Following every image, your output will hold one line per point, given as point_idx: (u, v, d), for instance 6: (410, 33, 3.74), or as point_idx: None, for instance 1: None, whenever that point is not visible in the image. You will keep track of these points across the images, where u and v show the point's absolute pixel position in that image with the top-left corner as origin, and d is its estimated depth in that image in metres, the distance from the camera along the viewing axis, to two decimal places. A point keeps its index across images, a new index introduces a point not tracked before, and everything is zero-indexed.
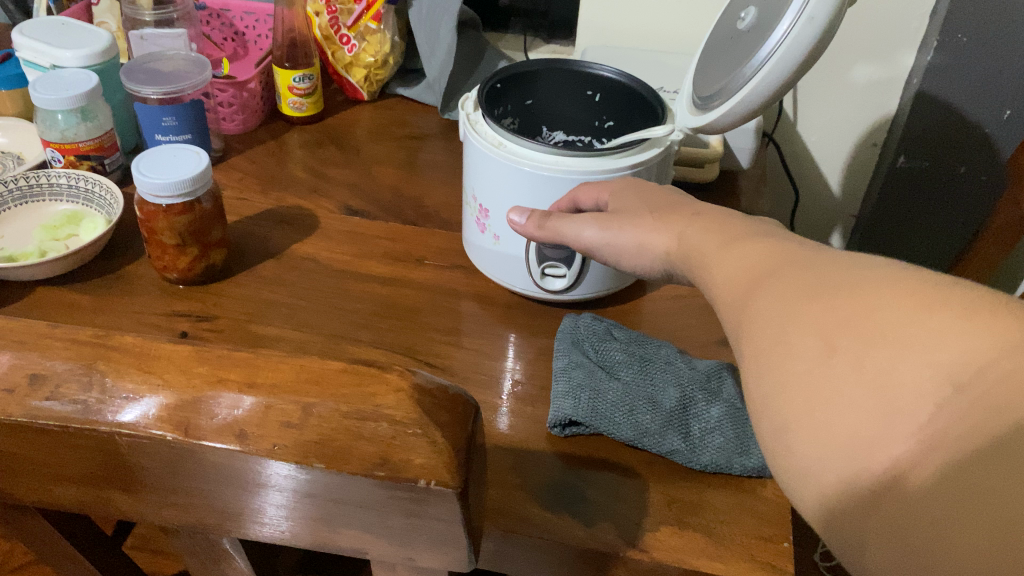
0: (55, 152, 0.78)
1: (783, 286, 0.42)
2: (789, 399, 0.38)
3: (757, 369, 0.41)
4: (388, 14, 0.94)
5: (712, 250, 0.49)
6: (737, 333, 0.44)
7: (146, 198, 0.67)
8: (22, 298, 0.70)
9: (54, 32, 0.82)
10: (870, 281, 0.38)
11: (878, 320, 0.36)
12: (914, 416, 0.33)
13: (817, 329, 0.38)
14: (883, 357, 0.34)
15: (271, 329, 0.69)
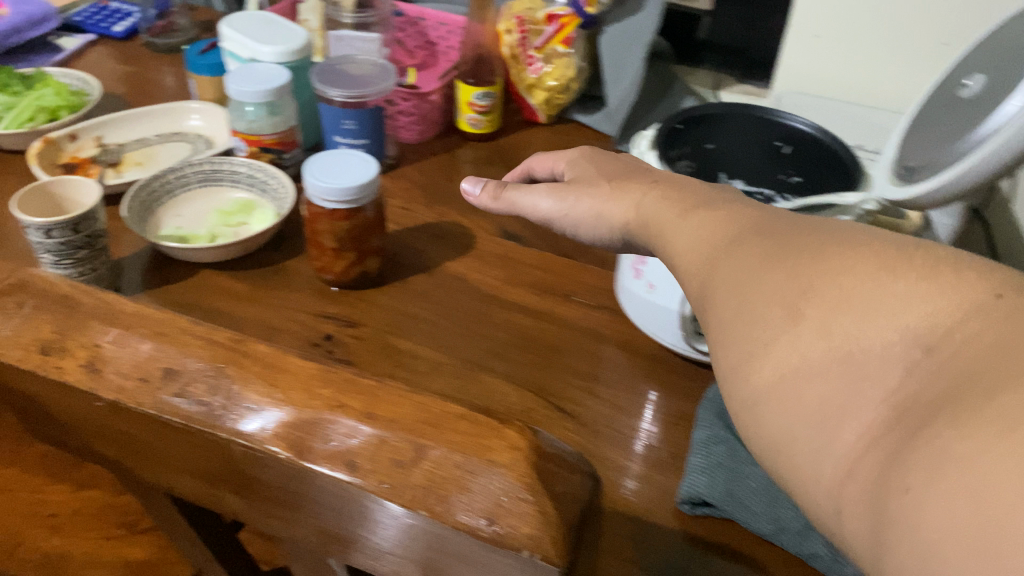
0: (241, 141, 0.82)
1: (744, 249, 0.36)
2: (750, 372, 0.32)
3: (716, 342, 0.35)
4: (579, 39, 0.91)
5: (669, 220, 0.45)
6: (695, 306, 0.39)
7: (314, 200, 0.68)
8: (189, 279, 0.73)
9: (258, 26, 0.86)
10: (835, 240, 0.33)
11: (835, 279, 0.31)
12: (884, 381, 0.28)
13: (775, 290, 0.33)
14: (848, 321, 0.29)
15: (411, 344, 0.68)
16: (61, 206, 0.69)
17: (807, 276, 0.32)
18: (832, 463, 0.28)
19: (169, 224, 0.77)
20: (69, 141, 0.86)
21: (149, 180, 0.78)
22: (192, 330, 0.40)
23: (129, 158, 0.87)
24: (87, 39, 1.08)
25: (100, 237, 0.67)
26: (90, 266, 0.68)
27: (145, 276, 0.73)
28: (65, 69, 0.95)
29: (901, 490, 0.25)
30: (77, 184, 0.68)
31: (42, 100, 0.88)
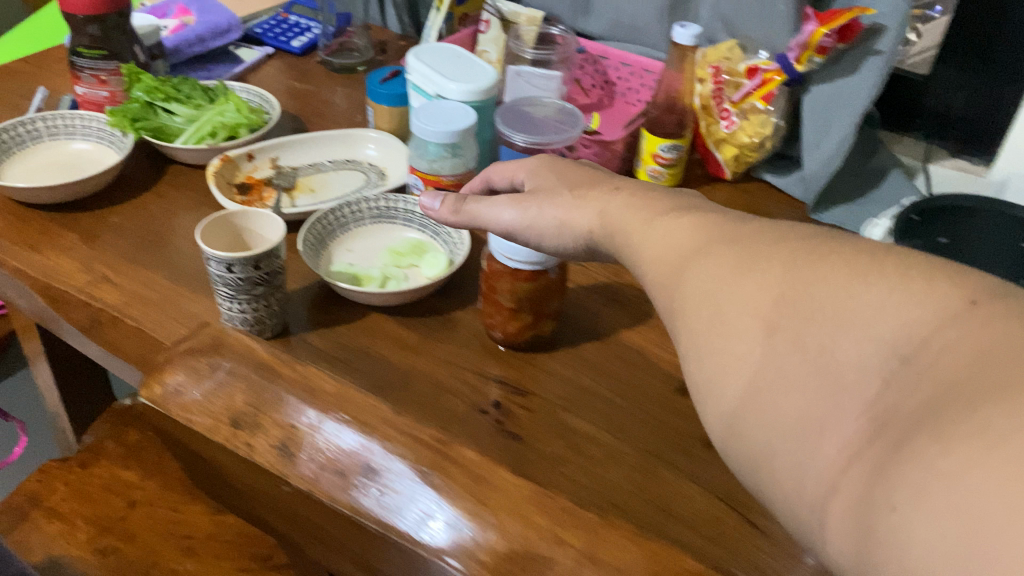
0: (418, 179, 0.79)
1: (712, 259, 0.41)
2: (730, 380, 0.37)
3: (694, 355, 0.40)
4: (780, 96, 0.84)
5: (636, 227, 0.49)
6: (669, 313, 0.43)
7: (498, 257, 0.64)
8: (356, 322, 0.70)
9: (447, 62, 0.84)
10: (797, 247, 0.38)
11: (816, 296, 0.35)
12: (861, 393, 0.32)
13: (755, 303, 0.37)
14: (821, 335, 0.34)
15: (584, 424, 0.62)
16: (242, 237, 0.67)
17: (779, 289, 0.37)
18: (814, 471, 0.32)
19: (340, 259, 0.76)
20: (246, 160, 0.85)
21: (325, 212, 0.76)
22: None
23: (302, 183, 0.86)
24: (265, 52, 1.08)
25: (278, 274, 0.65)
26: (264, 303, 0.65)
27: (312, 313, 0.71)
28: (246, 85, 0.95)
29: (888, 509, 0.28)
30: (261, 218, 0.66)
31: (223, 117, 0.87)
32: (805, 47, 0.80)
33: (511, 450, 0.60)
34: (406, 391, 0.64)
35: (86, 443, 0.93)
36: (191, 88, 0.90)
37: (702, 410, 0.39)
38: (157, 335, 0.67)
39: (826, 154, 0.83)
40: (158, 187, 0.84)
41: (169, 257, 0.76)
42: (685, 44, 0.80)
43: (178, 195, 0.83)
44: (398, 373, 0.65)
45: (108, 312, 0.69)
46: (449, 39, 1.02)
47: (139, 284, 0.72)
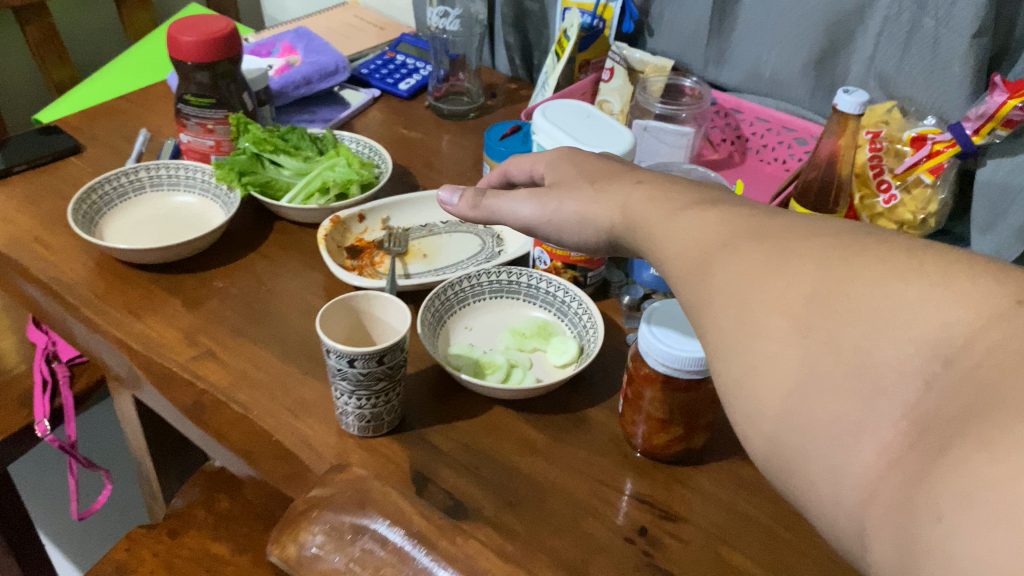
0: (544, 253, 0.73)
1: (742, 253, 0.36)
2: (759, 385, 0.33)
3: (719, 354, 0.35)
4: (950, 169, 0.75)
5: (664, 229, 0.43)
6: (695, 310, 0.38)
7: (651, 362, 0.56)
8: (479, 416, 0.64)
9: (578, 122, 0.77)
10: (836, 243, 0.34)
11: (851, 292, 0.31)
12: (902, 397, 0.28)
13: (782, 301, 0.33)
14: (858, 336, 0.30)
15: (746, 561, 0.54)
16: (361, 321, 0.60)
17: (811, 286, 0.32)
18: (849, 481, 0.29)
19: (459, 340, 0.69)
20: (357, 221, 0.80)
21: (444, 287, 0.70)
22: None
23: (415, 247, 0.79)
24: (372, 95, 1.03)
25: (400, 367, 0.58)
26: (384, 398, 0.59)
27: (431, 403, 0.64)
28: (357, 136, 0.90)
29: (933, 519, 0.25)
30: (383, 302, 0.59)
31: (333, 172, 0.82)
32: (988, 119, 0.71)
33: None
34: (541, 511, 0.57)
35: (175, 509, 0.88)
36: (300, 138, 0.86)
37: (727, 411, 0.35)
38: (266, 426, 0.61)
39: (1004, 235, 0.74)
40: (264, 247, 0.79)
41: (276, 331, 0.70)
42: (848, 112, 0.72)
43: (285, 257, 0.78)
44: (531, 486, 0.59)
45: (213, 396, 0.64)
46: (570, 86, 0.95)
47: (246, 363, 0.67)
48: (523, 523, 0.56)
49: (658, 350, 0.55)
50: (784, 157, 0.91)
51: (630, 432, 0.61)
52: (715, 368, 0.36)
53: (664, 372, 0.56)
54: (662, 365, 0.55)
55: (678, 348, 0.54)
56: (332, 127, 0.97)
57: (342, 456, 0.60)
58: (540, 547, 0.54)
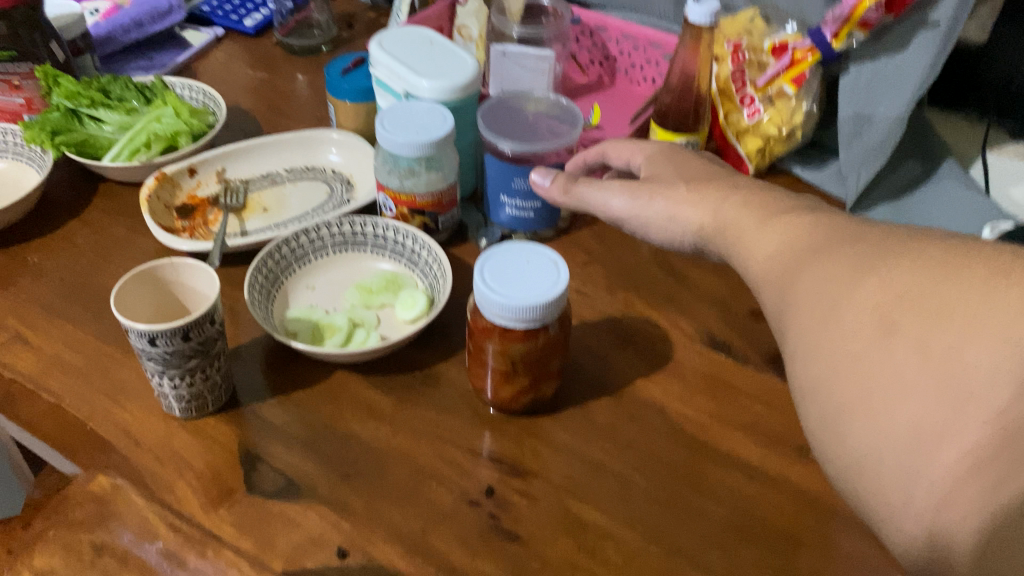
0: (388, 199, 0.66)
1: (830, 261, 0.37)
2: (838, 384, 0.34)
3: (801, 354, 0.37)
4: (813, 77, 0.71)
5: (749, 230, 0.45)
6: (779, 309, 0.40)
7: (487, 315, 0.52)
8: (320, 384, 0.59)
9: (418, 53, 0.70)
10: (930, 248, 0.35)
11: (940, 296, 0.32)
12: (989, 402, 0.30)
13: (871, 302, 0.34)
14: (949, 339, 0.31)
15: (597, 514, 0.52)
16: (171, 293, 0.55)
17: (903, 287, 0.33)
18: (924, 482, 0.31)
19: (299, 301, 0.64)
20: (188, 176, 0.73)
21: (277, 245, 0.64)
22: None
23: (254, 200, 0.73)
24: (214, 34, 0.95)
25: (215, 341, 0.53)
26: (201, 375, 0.54)
27: (267, 374, 0.60)
28: (189, 82, 0.82)
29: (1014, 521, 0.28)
30: (192, 269, 0.54)
31: (160, 123, 0.74)
32: (845, 21, 0.67)
33: (509, 557, 0.49)
34: (382, 481, 0.53)
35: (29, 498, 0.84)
36: (123, 88, 0.78)
37: (803, 408, 0.37)
38: (79, 415, 0.56)
39: (872, 142, 0.71)
40: (85, 214, 0.72)
41: (96, 306, 0.64)
42: (701, 23, 0.68)
43: (110, 224, 0.71)
44: (372, 454, 0.55)
45: (21, 386, 0.58)
46: (422, 12, 0.88)
47: (60, 345, 0.61)
48: (360, 497, 0.52)
49: (492, 302, 0.50)
50: (654, 75, 0.86)
51: (477, 388, 0.57)
52: (795, 367, 0.38)
53: (501, 324, 0.52)
54: (498, 317, 0.51)
55: (510, 298, 0.50)
56: (170, 73, 0.89)
57: (165, 440, 0.55)
58: (378, 521, 0.51)
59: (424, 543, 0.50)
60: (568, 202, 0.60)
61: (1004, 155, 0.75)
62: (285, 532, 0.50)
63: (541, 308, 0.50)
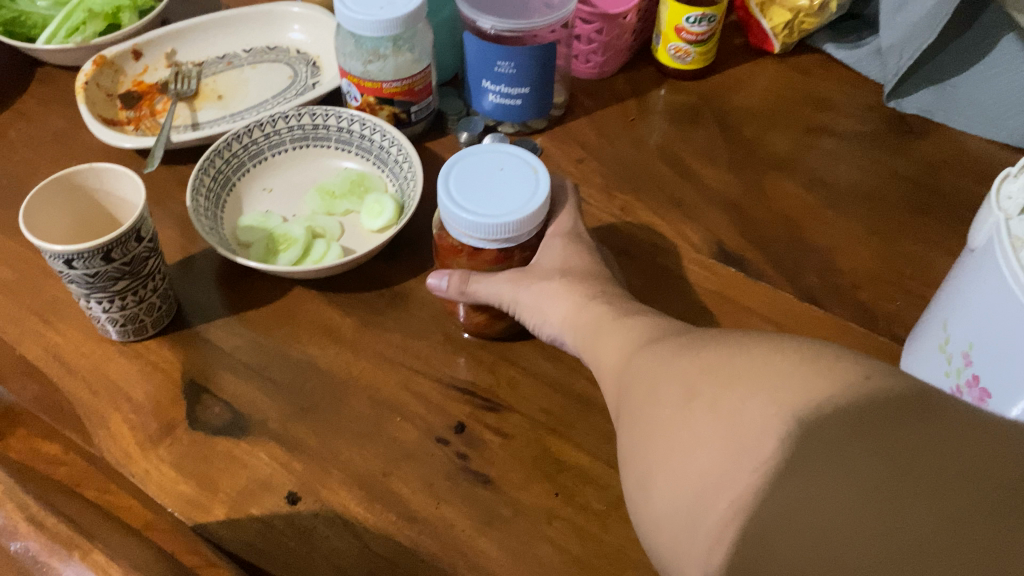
0: (351, 87, 0.57)
1: (654, 349, 0.32)
2: (647, 448, 0.28)
3: (624, 424, 0.31)
4: None
5: (605, 324, 0.38)
6: (615, 402, 0.33)
7: (453, 234, 0.45)
8: (275, 302, 0.53)
9: None
10: (740, 332, 0.30)
11: (736, 358, 0.28)
12: (759, 452, 0.25)
13: (680, 370, 0.29)
14: (735, 398, 0.26)
15: (579, 455, 0.46)
16: (95, 203, 0.48)
17: (709, 357, 0.29)
18: (700, 544, 0.26)
19: (253, 207, 0.56)
20: (132, 60, 0.64)
21: (225, 142, 0.56)
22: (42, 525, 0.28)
23: (208, 87, 0.65)
24: None
25: (146, 260, 0.47)
26: (134, 296, 0.48)
27: (218, 290, 0.53)
28: None
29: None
30: (113, 175, 0.46)
31: None
32: None
33: (478, 503, 0.44)
34: (341, 415, 0.48)
35: None
36: None
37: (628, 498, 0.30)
38: (7, 338, 0.50)
39: (912, 20, 0.61)
40: (20, 103, 0.64)
41: None
42: None
43: (47, 114, 0.64)
44: (330, 384, 0.49)
45: None
46: None
47: None
48: (315, 433, 0.47)
49: (453, 218, 0.43)
50: None
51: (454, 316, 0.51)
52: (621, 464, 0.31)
53: (471, 245, 0.44)
54: (467, 238, 0.44)
55: (476, 210, 0.42)
56: None
57: (100, 368, 0.49)
58: (335, 463, 0.46)
59: (384, 488, 0.45)
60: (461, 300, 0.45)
61: None
62: (230, 474, 0.45)
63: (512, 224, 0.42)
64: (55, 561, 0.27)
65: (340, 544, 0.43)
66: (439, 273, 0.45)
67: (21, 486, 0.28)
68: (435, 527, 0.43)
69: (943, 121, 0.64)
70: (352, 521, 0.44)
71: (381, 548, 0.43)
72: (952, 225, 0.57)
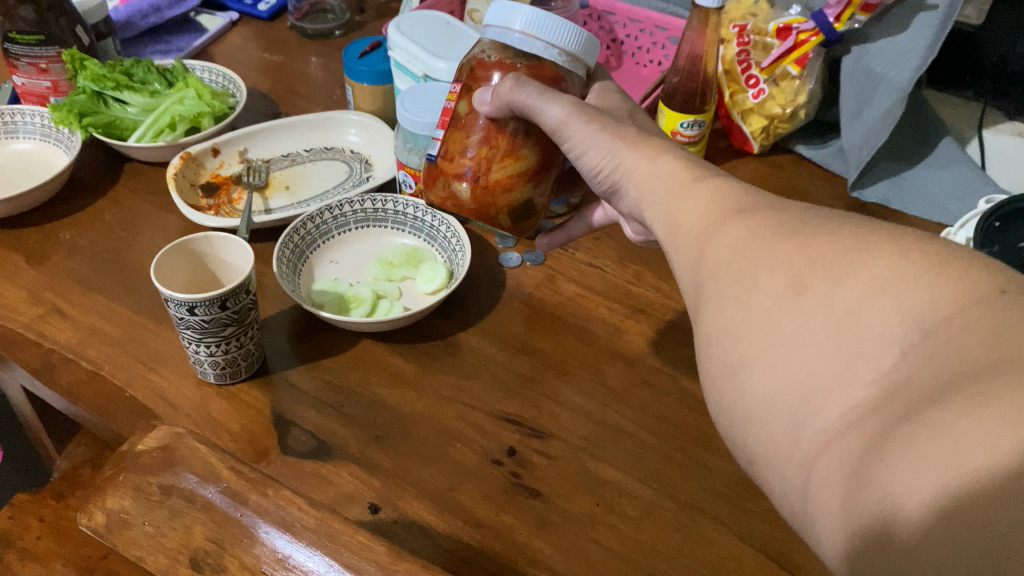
0: (407, 176, 0.69)
1: (743, 224, 0.37)
2: (746, 335, 0.33)
3: (713, 305, 0.36)
4: (815, 58, 0.74)
5: (679, 181, 0.43)
6: (693, 251, 0.39)
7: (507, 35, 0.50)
8: (346, 352, 0.62)
9: (433, 35, 0.72)
10: (850, 225, 0.33)
11: (849, 259, 0.31)
12: (878, 360, 0.28)
13: (786, 262, 0.33)
14: (850, 296, 0.30)
15: (614, 472, 0.54)
16: (205, 265, 0.58)
17: (818, 250, 0.32)
18: (807, 447, 0.30)
19: (323, 275, 0.66)
20: (212, 156, 0.75)
21: (303, 220, 0.67)
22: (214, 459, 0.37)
23: (276, 179, 0.76)
24: (230, 18, 0.98)
25: (249, 310, 0.56)
26: (236, 343, 0.56)
27: (294, 342, 0.63)
28: (208, 64, 0.85)
29: (879, 460, 0.26)
30: (224, 242, 0.56)
31: (183, 105, 0.77)
32: (847, 4, 0.70)
33: (532, 511, 0.52)
34: (408, 441, 0.56)
35: (62, 470, 0.92)
36: (146, 71, 0.80)
37: (706, 365, 0.36)
38: (118, 381, 0.58)
39: (870, 121, 0.74)
40: (114, 194, 0.75)
41: (128, 280, 0.66)
42: (709, 7, 0.69)
43: (137, 202, 0.74)
44: (398, 417, 0.57)
45: (60, 355, 0.60)
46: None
47: (95, 317, 0.63)
48: (389, 456, 0.55)
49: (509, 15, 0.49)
50: (659, 58, 0.88)
51: (457, 179, 0.53)
52: (703, 332, 0.37)
53: (519, 46, 0.50)
54: (518, 35, 0.49)
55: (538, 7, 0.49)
56: (187, 56, 0.91)
57: (200, 405, 0.57)
58: (408, 480, 0.53)
59: (451, 499, 0.52)
60: (501, 108, 0.50)
61: (1002, 134, 0.78)
62: (320, 487, 0.52)
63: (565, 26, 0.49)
64: (248, 494, 0.36)
65: (418, 544, 0.49)
66: (487, 89, 0.50)
67: (214, 452, 0.38)
68: (498, 530, 0.51)
69: (899, 209, 0.75)
70: (426, 525, 0.51)
71: (450, 545, 0.50)
72: None
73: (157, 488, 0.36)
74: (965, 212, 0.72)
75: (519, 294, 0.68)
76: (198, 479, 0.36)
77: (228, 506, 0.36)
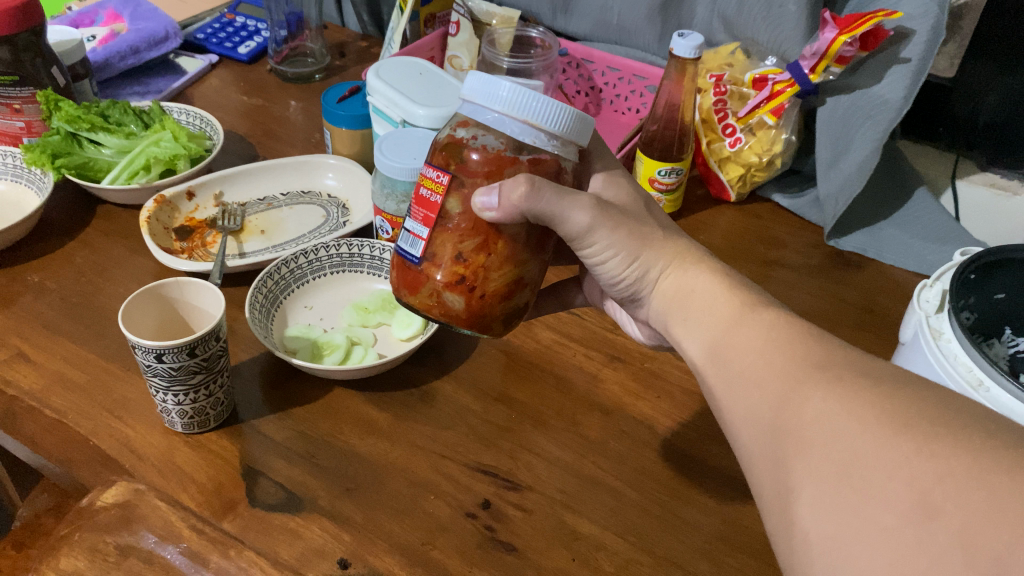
0: (385, 222, 0.68)
1: (844, 402, 0.34)
2: (861, 553, 0.29)
3: (809, 500, 0.32)
4: (792, 108, 0.75)
5: (730, 320, 0.43)
6: (774, 451, 0.36)
7: (490, 115, 0.44)
8: (318, 400, 0.61)
9: (411, 82, 0.72)
10: (975, 425, 0.30)
11: (990, 487, 0.27)
12: None
13: (904, 472, 0.30)
14: (999, 540, 0.26)
15: (592, 527, 0.53)
16: (175, 312, 0.57)
17: (947, 462, 0.29)
18: None
19: (297, 320, 0.66)
20: (186, 200, 0.75)
21: (277, 265, 0.66)
22: (178, 513, 0.42)
23: (251, 224, 0.75)
24: (209, 61, 0.97)
25: (218, 357, 0.55)
26: (205, 391, 0.55)
27: (266, 390, 0.61)
28: (186, 107, 0.84)
29: None
30: (197, 288, 0.55)
31: (158, 147, 0.76)
32: (822, 56, 0.70)
33: (506, 567, 0.50)
34: (380, 494, 0.54)
35: (23, 519, 0.89)
36: (122, 113, 0.79)
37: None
38: (82, 431, 0.57)
39: (847, 171, 0.74)
40: (87, 236, 0.74)
41: (97, 325, 0.65)
42: (685, 56, 0.70)
43: (110, 245, 0.73)
44: (370, 469, 0.56)
45: (22, 403, 0.58)
46: (415, 41, 0.91)
47: (61, 363, 0.61)
48: (360, 509, 0.53)
49: (476, 91, 0.43)
50: (638, 106, 0.89)
51: (451, 289, 0.47)
52: (797, 536, 0.33)
53: (496, 128, 0.44)
54: (494, 115, 0.44)
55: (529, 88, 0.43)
56: (165, 98, 0.91)
57: (166, 454, 0.56)
58: (380, 534, 0.52)
59: (425, 554, 0.51)
60: (507, 217, 0.44)
61: (974, 183, 0.83)
62: (289, 542, 0.50)
63: (538, 109, 0.42)
64: (208, 556, 0.41)
65: None
66: (490, 189, 0.44)
67: (168, 510, 0.43)
68: None
69: (875, 257, 0.76)
70: None
71: None
72: (886, 339, 0.67)
73: (114, 549, 0.41)
74: (939, 260, 0.73)
75: (496, 341, 0.67)
76: (158, 538, 0.42)
77: (188, 565, 0.41)
